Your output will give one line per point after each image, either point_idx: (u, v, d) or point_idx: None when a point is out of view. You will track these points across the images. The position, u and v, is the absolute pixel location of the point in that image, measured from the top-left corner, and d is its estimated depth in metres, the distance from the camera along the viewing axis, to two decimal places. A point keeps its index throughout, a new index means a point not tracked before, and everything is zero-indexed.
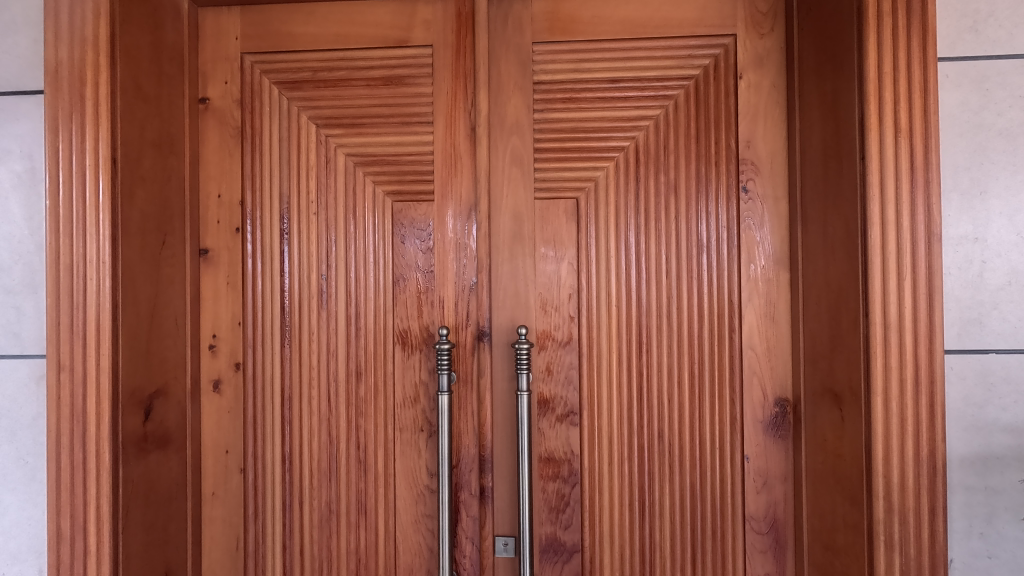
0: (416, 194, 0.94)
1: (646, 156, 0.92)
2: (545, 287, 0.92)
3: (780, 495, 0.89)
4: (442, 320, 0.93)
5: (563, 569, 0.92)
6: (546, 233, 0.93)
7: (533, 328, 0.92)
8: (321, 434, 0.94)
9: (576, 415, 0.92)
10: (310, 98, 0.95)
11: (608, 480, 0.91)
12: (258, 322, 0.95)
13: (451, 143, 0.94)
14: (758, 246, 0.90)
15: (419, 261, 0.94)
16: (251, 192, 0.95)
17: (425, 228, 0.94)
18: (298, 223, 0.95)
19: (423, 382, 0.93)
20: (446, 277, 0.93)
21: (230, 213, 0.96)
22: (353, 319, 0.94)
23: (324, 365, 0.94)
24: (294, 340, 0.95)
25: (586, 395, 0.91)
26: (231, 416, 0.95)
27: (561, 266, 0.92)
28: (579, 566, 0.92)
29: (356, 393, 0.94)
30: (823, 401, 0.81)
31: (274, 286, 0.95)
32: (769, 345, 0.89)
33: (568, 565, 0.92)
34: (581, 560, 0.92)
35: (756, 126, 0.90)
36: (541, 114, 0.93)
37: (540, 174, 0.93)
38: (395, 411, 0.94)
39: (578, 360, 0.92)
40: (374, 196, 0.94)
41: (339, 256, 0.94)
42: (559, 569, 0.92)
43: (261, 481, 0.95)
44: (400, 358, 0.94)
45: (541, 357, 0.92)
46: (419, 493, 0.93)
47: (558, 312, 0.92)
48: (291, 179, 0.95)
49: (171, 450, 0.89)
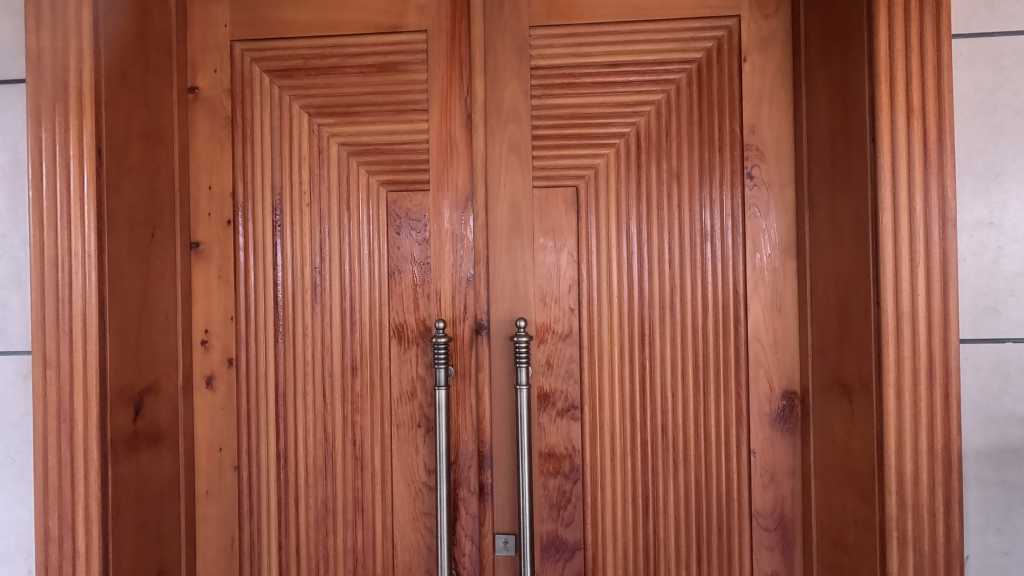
0: (411, 183, 0.92)
1: (648, 143, 0.89)
2: (544, 279, 0.90)
3: (788, 491, 0.87)
4: (439, 313, 0.91)
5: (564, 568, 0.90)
6: (545, 224, 0.90)
7: (532, 321, 0.90)
8: (317, 431, 0.92)
9: (578, 409, 0.89)
10: (302, 87, 0.92)
11: (610, 475, 0.89)
12: (252, 317, 0.93)
13: (446, 130, 0.91)
14: (764, 234, 0.87)
15: (416, 253, 0.91)
16: (243, 184, 0.93)
17: (421, 219, 0.91)
18: (291, 215, 0.93)
19: (419, 377, 0.91)
20: (443, 269, 0.91)
21: (221, 206, 0.93)
22: (348, 313, 0.92)
23: (319, 360, 0.92)
24: (288, 335, 0.93)
25: (588, 389, 0.89)
26: (225, 413, 0.93)
27: (561, 256, 0.90)
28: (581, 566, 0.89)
29: (352, 388, 0.92)
30: (832, 393, 0.79)
31: (267, 280, 0.93)
32: (775, 337, 0.87)
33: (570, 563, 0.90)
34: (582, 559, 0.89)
35: (761, 110, 0.87)
36: (539, 100, 0.90)
37: (538, 162, 0.90)
38: (392, 407, 0.91)
39: (579, 353, 0.89)
40: (368, 187, 0.92)
41: (332, 249, 0.92)
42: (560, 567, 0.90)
43: (256, 479, 0.93)
44: (396, 352, 0.91)
45: (541, 350, 0.90)
46: (417, 491, 0.91)
47: (557, 304, 0.90)
48: (284, 171, 0.93)
49: (163, 447, 0.87)
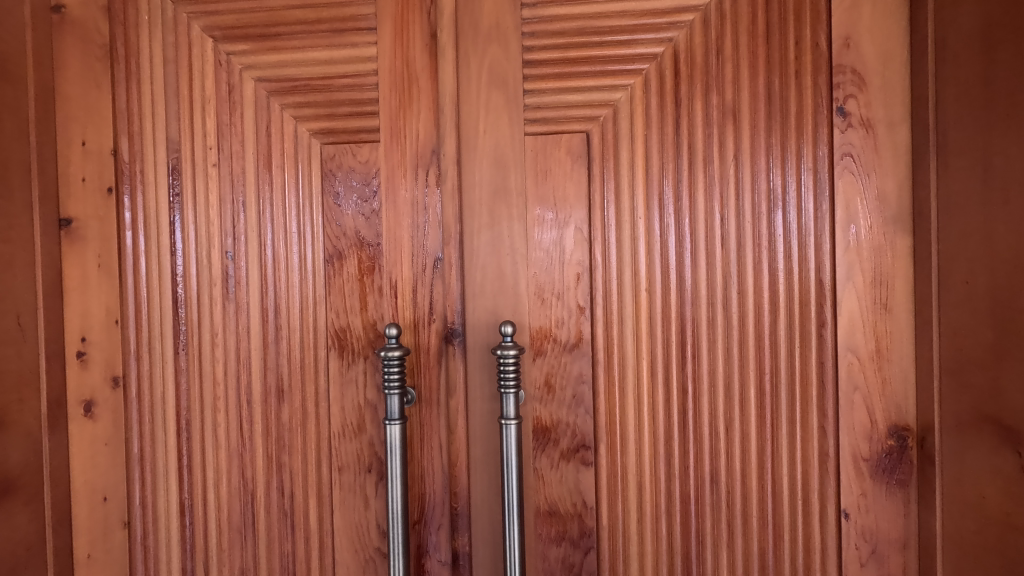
0: (355, 132, 0.65)
1: (690, 67, 0.62)
2: (542, 267, 0.63)
3: (897, 570, 0.60)
4: (394, 315, 0.65)
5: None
6: (542, 187, 0.63)
7: (524, 326, 0.64)
8: (233, 476, 0.68)
9: (591, 450, 0.63)
10: (206, 2, 0.67)
11: (637, 543, 0.63)
12: (143, 321, 0.68)
13: (402, 57, 0.65)
14: (862, 198, 0.59)
15: (361, 230, 0.65)
16: (128, 138, 0.68)
17: (368, 181, 0.65)
18: (193, 181, 0.67)
19: (368, 403, 0.66)
20: (401, 253, 0.65)
21: (100, 168, 0.68)
22: (271, 315, 0.67)
23: (234, 379, 0.67)
24: (193, 346, 0.68)
25: (604, 421, 0.63)
26: (111, 450, 0.69)
27: (565, 233, 0.63)
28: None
29: (278, 419, 0.67)
30: (978, 435, 0.52)
31: (163, 269, 0.68)
32: (878, 347, 0.59)
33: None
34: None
35: (859, 15, 0.59)
36: (532, 10, 0.63)
37: (533, 98, 0.63)
38: (332, 445, 0.66)
39: (592, 371, 0.63)
40: (296, 139, 0.66)
41: (249, 226, 0.67)
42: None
43: (154, 539, 0.69)
44: (337, 369, 0.66)
45: (538, 367, 0.64)
46: (367, 559, 0.66)
47: (560, 302, 0.63)
48: (181, 118, 0.67)
49: (14, 505, 0.60)
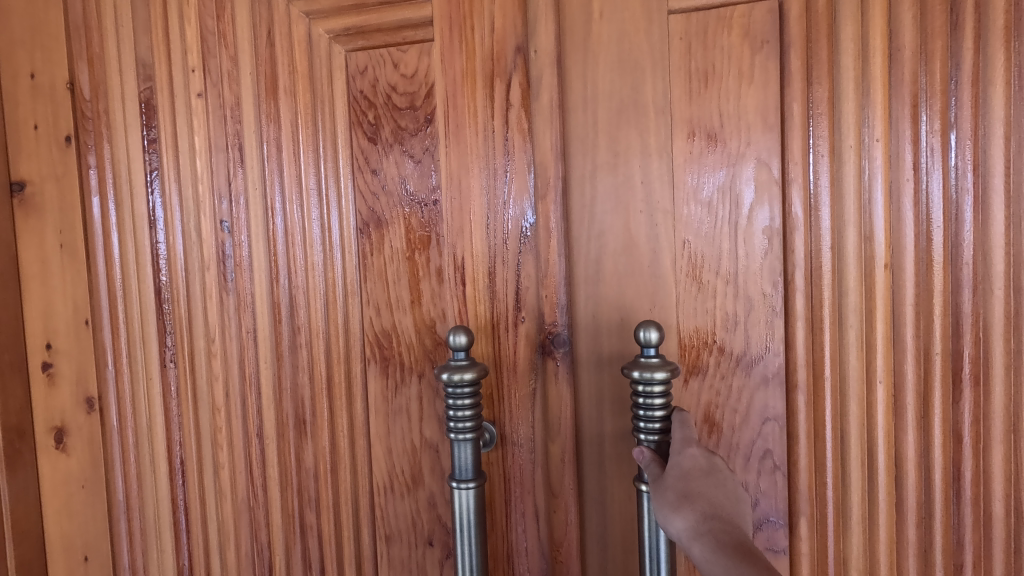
0: (398, 29, 0.42)
1: None
2: (701, 233, 0.38)
3: None
4: (461, 311, 0.42)
5: (685, 472, 0.33)
6: (699, 100, 0.38)
7: (669, 327, 0.39)
8: (242, 539, 0.48)
9: (783, 528, 0.38)
10: None
11: None
12: (121, 322, 0.49)
13: None
14: None
15: (410, 181, 0.43)
16: (86, 63, 0.48)
17: (417, 105, 0.42)
18: (173, 120, 0.47)
19: (426, 443, 0.44)
20: (469, 215, 0.41)
21: (54, 108, 0.48)
22: (285, 313, 0.45)
23: (239, 403, 0.47)
24: (184, 356, 0.48)
25: (807, 483, 0.38)
26: (90, 494, 0.50)
27: (738, 177, 0.38)
28: (735, 504, 0.33)
29: (299, 463, 0.46)
30: None
31: (139, 248, 0.48)
32: None
33: (688, 440, 0.34)
34: (723, 506, 0.32)
35: None
36: None
37: None
38: (375, 503, 0.45)
39: (786, 401, 0.38)
40: (310, 46, 0.43)
41: (248, 184, 0.45)
42: (671, 479, 0.33)
43: None
44: (382, 391, 0.44)
45: (694, 394, 0.39)
46: None
47: (733, 288, 0.38)
48: (152, 29, 0.47)
49: None
